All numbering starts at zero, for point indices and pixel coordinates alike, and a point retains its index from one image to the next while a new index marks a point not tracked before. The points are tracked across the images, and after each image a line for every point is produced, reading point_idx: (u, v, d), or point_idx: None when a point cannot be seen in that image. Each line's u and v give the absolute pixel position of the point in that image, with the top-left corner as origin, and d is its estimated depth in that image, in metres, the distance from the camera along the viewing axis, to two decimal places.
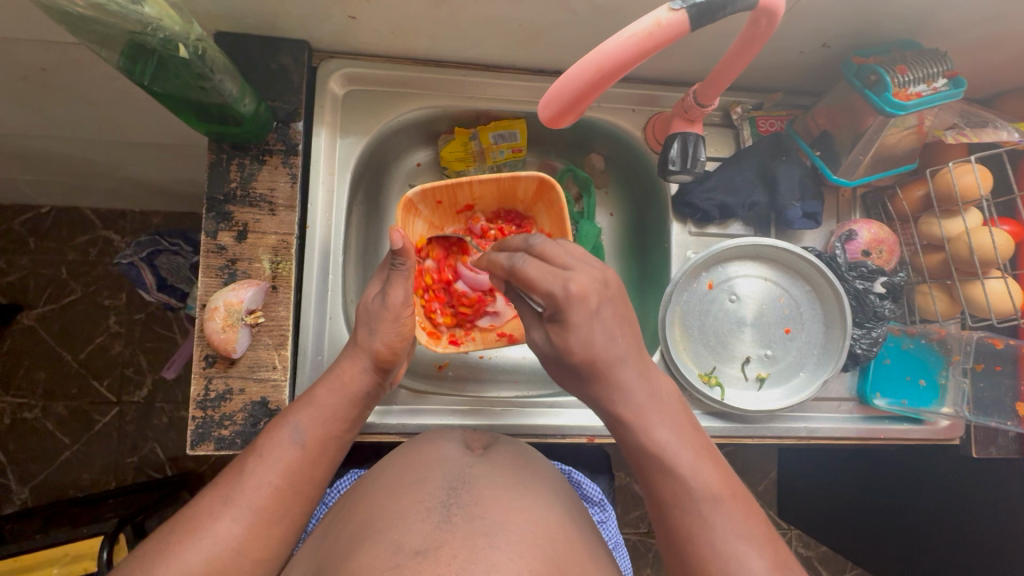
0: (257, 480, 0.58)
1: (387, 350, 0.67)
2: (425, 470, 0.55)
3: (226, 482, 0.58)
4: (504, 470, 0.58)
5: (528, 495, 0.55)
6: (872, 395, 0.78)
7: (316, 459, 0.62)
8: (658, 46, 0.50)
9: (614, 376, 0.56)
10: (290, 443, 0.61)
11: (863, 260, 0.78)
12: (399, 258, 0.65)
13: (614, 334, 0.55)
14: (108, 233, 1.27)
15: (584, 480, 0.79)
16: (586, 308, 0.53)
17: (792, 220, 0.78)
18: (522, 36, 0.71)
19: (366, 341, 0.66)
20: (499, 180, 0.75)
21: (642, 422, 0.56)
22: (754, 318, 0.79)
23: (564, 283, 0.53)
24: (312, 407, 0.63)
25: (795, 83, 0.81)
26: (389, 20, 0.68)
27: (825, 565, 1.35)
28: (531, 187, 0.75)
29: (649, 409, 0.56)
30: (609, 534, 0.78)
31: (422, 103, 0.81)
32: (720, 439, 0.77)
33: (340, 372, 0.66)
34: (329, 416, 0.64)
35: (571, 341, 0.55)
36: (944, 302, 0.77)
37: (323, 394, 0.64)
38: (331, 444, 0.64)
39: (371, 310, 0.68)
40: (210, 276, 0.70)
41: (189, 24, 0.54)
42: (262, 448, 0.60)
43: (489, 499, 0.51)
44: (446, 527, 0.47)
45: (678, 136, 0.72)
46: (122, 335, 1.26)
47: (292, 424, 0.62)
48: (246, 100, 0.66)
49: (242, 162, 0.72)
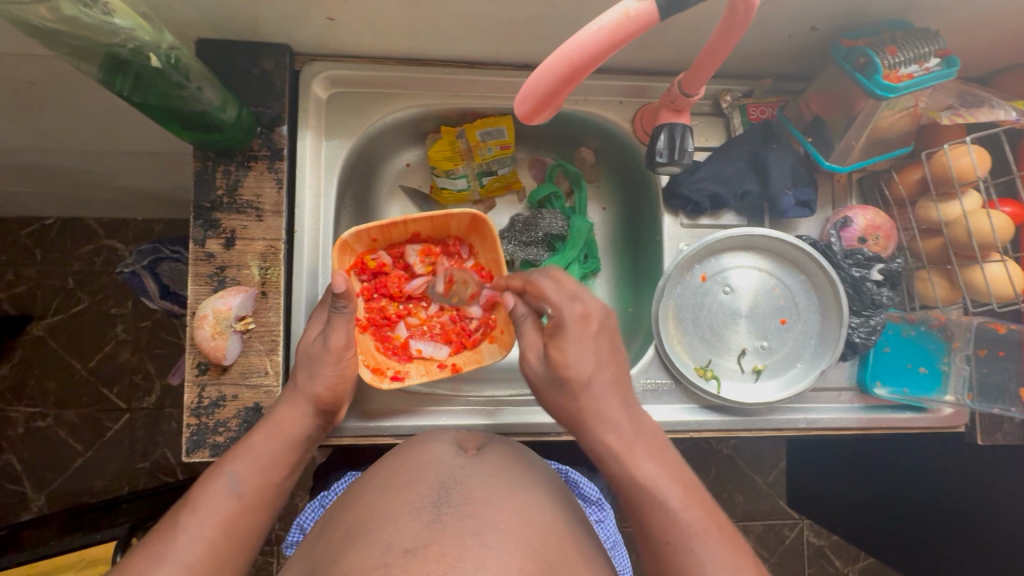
0: (189, 537, 0.55)
1: (328, 392, 0.67)
2: (417, 472, 0.55)
3: (155, 541, 0.55)
4: (499, 471, 0.57)
5: (521, 494, 0.54)
6: (872, 383, 0.77)
7: (255, 508, 0.60)
8: (629, 37, 0.48)
9: (592, 404, 0.60)
10: (226, 493, 0.59)
11: (860, 247, 0.76)
12: (339, 301, 0.66)
13: (608, 362, 0.61)
14: (112, 243, 1.28)
15: (581, 479, 0.79)
16: (591, 323, 0.61)
17: (786, 208, 0.77)
18: (504, 31, 0.71)
19: (306, 385, 0.66)
20: (433, 216, 0.76)
21: (631, 458, 0.57)
22: (749, 309, 0.78)
23: (574, 302, 0.61)
24: (249, 453, 0.62)
25: (787, 68, 0.79)
26: (368, 19, 0.68)
27: (837, 554, 1.34)
28: (463, 223, 0.77)
29: (635, 448, 0.57)
30: (608, 534, 0.77)
31: (407, 102, 0.81)
32: (718, 432, 0.76)
33: (278, 418, 0.65)
34: (267, 463, 0.62)
35: (568, 355, 0.60)
36: (944, 287, 0.75)
37: (260, 440, 0.63)
38: (270, 491, 0.62)
39: (311, 353, 0.68)
40: (199, 284, 0.71)
41: (160, 33, 0.54)
42: (194, 502, 0.58)
43: (481, 498, 0.51)
44: (435, 525, 0.46)
45: (665, 128, 0.71)
46: (129, 343, 1.27)
47: (228, 473, 0.60)
48: (227, 107, 0.66)
49: (228, 169, 0.72)
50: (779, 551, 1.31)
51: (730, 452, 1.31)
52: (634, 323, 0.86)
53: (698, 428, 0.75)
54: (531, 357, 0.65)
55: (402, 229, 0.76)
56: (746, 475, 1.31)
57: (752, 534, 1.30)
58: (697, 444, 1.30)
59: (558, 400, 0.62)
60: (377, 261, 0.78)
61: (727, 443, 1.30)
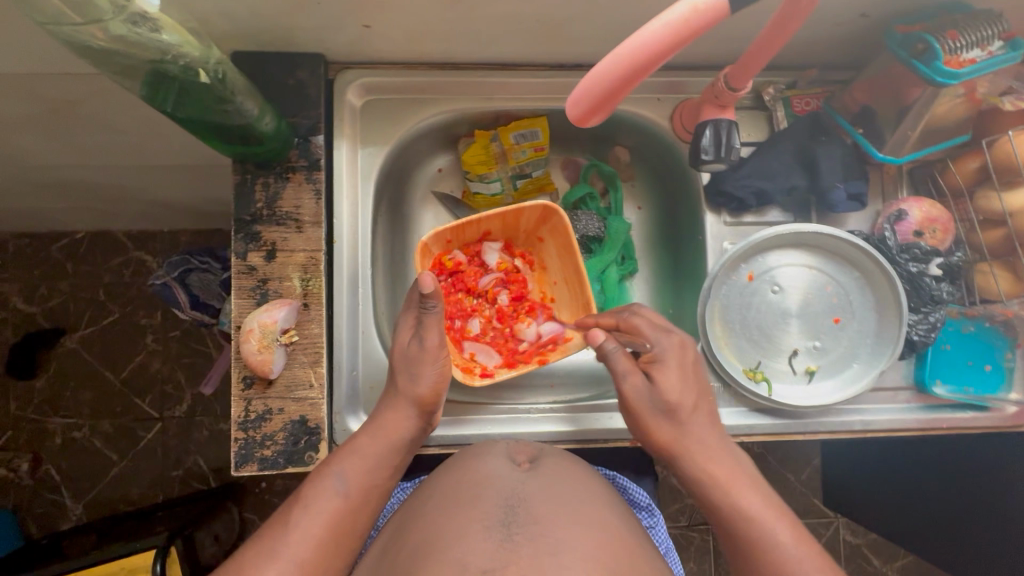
0: (302, 532, 0.57)
1: (431, 393, 0.67)
2: (479, 488, 0.55)
3: (272, 532, 0.57)
4: (563, 485, 0.57)
5: (585, 509, 0.54)
6: (931, 382, 0.74)
7: (357, 511, 0.60)
8: (692, 34, 0.45)
9: (694, 434, 0.62)
10: (334, 492, 0.60)
11: (915, 241, 0.73)
12: (429, 301, 0.65)
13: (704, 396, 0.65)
14: (141, 255, 1.30)
15: (630, 484, 0.77)
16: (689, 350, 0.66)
17: (836, 203, 0.74)
18: (541, 32, 0.69)
19: (409, 388, 0.67)
20: (502, 213, 0.75)
21: (738, 490, 0.59)
22: (800, 308, 0.75)
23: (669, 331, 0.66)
24: (355, 456, 0.63)
25: (829, 56, 0.76)
26: (405, 26, 0.67)
27: (875, 553, 1.30)
28: (533, 216, 0.76)
29: (738, 479, 0.60)
30: (660, 538, 0.75)
31: (442, 108, 0.80)
32: (769, 436, 0.74)
33: (384, 422, 0.66)
34: (372, 465, 0.63)
35: (675, 381, 0.63)
36: (1008, 280, 0.71)
37: (365, 443, 0.64)
38: (375, 493, 0.63)
39: (410, 355, 0.67)
40: (242, 297, 0.70)
41: (209, 48, 0.54)
42: (306, 499, 0.59)
43: (547, 516, 0.51)
44: (508, 546, 0.47)
45: (710, 123, 0.69)
46: (160, 353, 1.29)
47: (336, 473, 0.61)
48: (267, 118, 0.66)
49: (266, 181, 0.72)
50: None
51: (762, 450, 1.28)
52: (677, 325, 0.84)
53: (749, 432, 0.73)
54: (636, 382, 0.64)
55: (477, 227, 0.76)
56: (779, 474, 1.28)
57: None
58: None
59: (659, 426, 0.63)
60: (454, 260, 0.78)
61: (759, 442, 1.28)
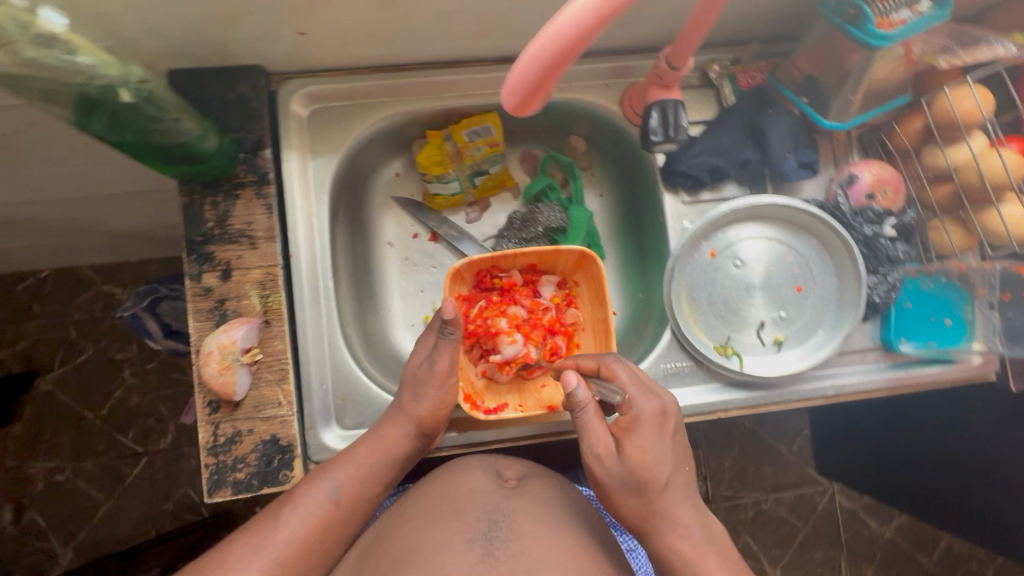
0: (290, 531, 0.59)
1: (430, 416, 0.67)
2: (462, 501, 0.56)
3: (261, 525, 0.59)
4: (544, 504, 0.58)
5: (564, 524, 0.56)
6: (897, 340, 0.74)
7: (345, 516, 0.62)
8: (615, 12, 0.44)
9: (667, 508, 0.60)
10: (325, 498, 0.62)
11: (869, 204, 0.75)
12: (448, 327, 0.65)
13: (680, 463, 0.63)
14: (109, 288, 1.26)
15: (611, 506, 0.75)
16: (667, 418, 0.62)
17: (788, 172, 0.75)
18: (481, 27, 0.69)
19: (411, 407, 0.66)
20: (541, 252, 0.73)
21: (705, 565, 0.58)
22: (763, 281, 0.76)
23: (649, 397, 0.62)
24: (351, 462, 0.64)
25: (770, 29, 0.77)
26: (342, 29, 0.66)
27: (871, 515, 1.31)
28: (572, 260, 0.75)
29: (706, 556, 0.59)
30: (638, 564, 0.73)
31: (390, 111, 0.79)
32: (745, 409, 0.75)
33: (381, 434, 0.66)
34: (365, 476, 0.64)
35: (650, 456, 0.60)
36: (959, 235, 0.72)
37: (364, 453, 0.65)
38: (363, 503, 0.64)
39: (419, 376, 0.68)
40: (200, 320, 0.69)
41: (128, 67, 0.52)
42: (296, 498, 0.61)
43: (529, 533, 0.52)
44: (488, 560, 0.48)
45: (656, 105, 0.70)
46: (139, 387, 1.26)
47: (330, 479, 0.62)
48: (209, 137, 0.64)
49: (215, 200, 0.71)
50: (812, 519, 1.29)
51: (752, 425, 1.29)
52: (646, 308, 0.84)
53: (724, 407, 0.74)
54: (603, 452, 0.61)
55: (515, 259, 0.74)
56: (771, 447, 1.29)
57: (783, 505, 1.29)
58: (719, 421, 1.28)
59: (628, 502, 0.60)
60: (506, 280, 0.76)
61: (748, 417, 1.29)
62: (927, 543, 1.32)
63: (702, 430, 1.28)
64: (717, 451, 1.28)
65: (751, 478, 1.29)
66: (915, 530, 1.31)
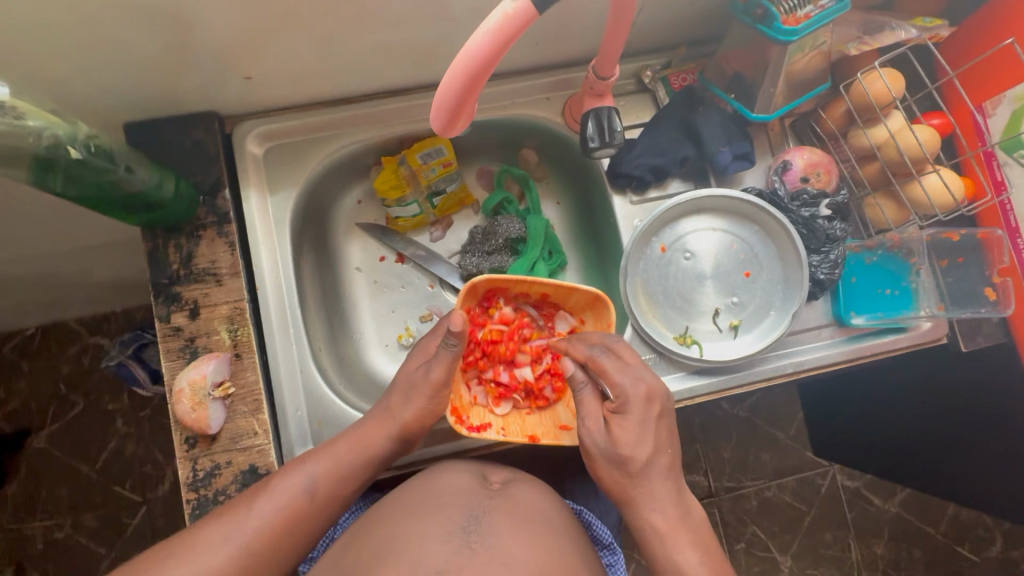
0: (258, 518, 0.60)
1: (415, 420, 0.68)
2: (445, 496, 0.57)
3: (230, 513, 0.61)
4: (523, 502, 0.59)
5: (538, 517, 0.57)
6: (848, 314, 0.77)
7: (318, 510, 0.63)
8: (515, 35, 0.47)
9: (645, 484, 0.62)
10: (300, 491, 0.63)
11: (804, 187, 0.78)
12: (451, 339, 0.65)
13: (665, 444, 0.63)
14: (97, 339, 1.28)
15: (594, 520, 0.73)
16: (653, 402, 0.62)
17: (725, 165, 0.78)
18: (418, 56, 0.73)
19: (400, 410, 0.68)
20: (558, 285, 0.70)
21: (676, 541, 0.60)
22: (713, 270, 0.79)
23: (634, 381, 0.62)
24: (328, 458, 0.65)
25: (696, 31, 0.82)
26: (285, 69, 0.70)
27: (875, 492, 1.29)
28: (584, 299, 0.72)
29: (679, 533, 0.61)
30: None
31: (343, 142, 0.82)
32: (711, 394, 0.77)
33: (363, 431, 0.68)
34: (342, 474, 0.65)
35: (630, 436, 0.61)
36: (891, 208, 0.76)
37: (343, 448, 0.66)
38: (335, 500, 0.65)
39: (414, 381, 0.69)
40: (172, 360, 0.71)
41: (75, 125, 0.56)
42: (271, 486, 0.63)
43: (507, 529, 0.54)
44: (467, 550, 0.50)
45: (591, 115, 0.74)
46: (133, 435, 1.26)
47: (305, 472, 0.64)
48: (166, 183, 0.68)
49: (178, 243, 0.73)
50: (818, 501, 1.28)
51: (747, 414, 1.31)
52: None
53: (691, 395, 0.76)
54: (592, 427, 0.63)
55: (529, 287, 0.71)
56: (768, 434, 1.30)
57: (787, 491, 1.28)
58: (713, 413, 1.30)
59: (610, 474, 0.62)
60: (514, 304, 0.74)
61: (741, 406, 1.30)
62: (933, 515, 1.30)
63: (696, 424, 1.29)
64: (713, 442, 1.29)
65: (752, 467, 1.29)
66: (919, 502, 1.29)
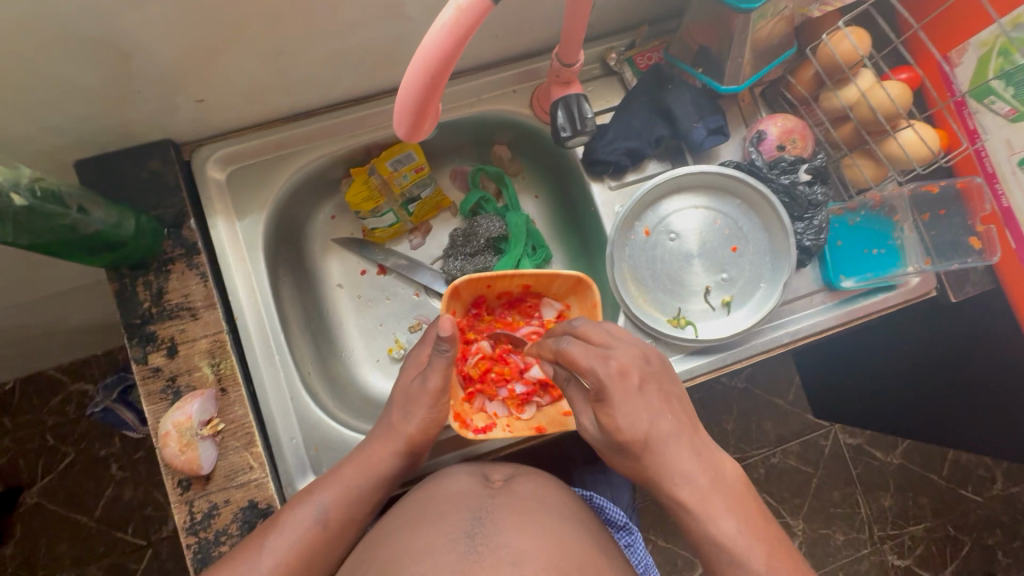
0: (274, 557, 0.58)
1: (421, 434, 0.66)
2: (446, 503, 0.56)
3: (243, 553, 0.59)
4: (529, 498, 0.57)
5: (550, 512, 0.56)
6: (837, 278, 0.77)
7: (333, 537, 0.62)
8: (471, 29, 0.45)
9: (655, 464, 0.58)
10: (311, 521, 0.61)
11: (781, 155, 0.77)
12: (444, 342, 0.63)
13: (660, 410, 0.57)
14: (81, 385, 1.23)
15: (606, 503, 0.73)
16: (633, 376, 0.56)
17: (700, 140, 0.77)
18: (375, 61, 0.71)
19: (403, 426, 0.66)
20: (537, 275, 0.68)
21: (708, 511, 0.57)
22: (700, 248, 0.78)
23: (606, 361, 0.56)
24: (336, 484, 0.63)
25: (655, 9, 0.80)
26: (238, 88, 0.67)
27: (879, 448, 1.30)
28: (567, 284, 0.69)
29: (714, 500, 0.57)
30: (638, 559, 0.71)
31: (307, 158, 0.79)
32: (711, 373, 0.76)
33: (369, 454, 0.66)
34: (353, 497, 0.64)
35: (619, 419, 0.55)
36: (870, 167, 0.76)
37: (350, 472, 0.64)
38: (352, 523, 0.63)
39: (412, 395, 0.67)
40: (154, 402, 0.68)
41: (16, 170, 0.53)
42: (280, 522, 0.60)
43: (513, 526, 0.52)
44: (471, 557, 0.47)
45: (560, 103, 0.72)
46: (129, 479, 1.22)
47: (314, 501, 0.62)
48: (126, 221, 0.65)
49: (147, 280, 0.70)
50: (823, 463, 1.29)
51: (746, 385, 1.31)
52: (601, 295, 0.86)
53: (692, 375, 0.75)
54: (587, 422, 0.61)
55: (510, 280, 0.70)
56: (769, 403, 1.31)
57: (791, 455, 1.29)
58: (714, 388, 1.30)
59: (623, 460, 0.60)
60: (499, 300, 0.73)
61: (740, 377, 1.30)
62: (934, 462, 1.31)
63: (698, 400, 1.29)
64: (718, 416, 1.29)
65: (755, 436, 1.30)
66: (922, 452, 1.31)
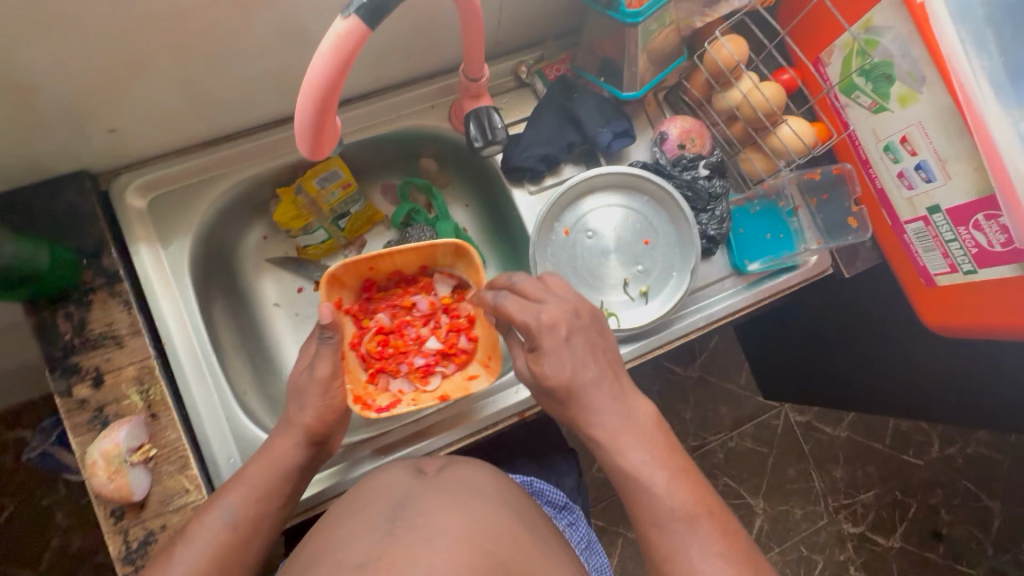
0: (185, 565, 0.58)
1: (318, 422, 0.67)
2: (368, 497, 0.58)
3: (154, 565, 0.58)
4: (454, 481, 0.60)
5: (474, 491, 0.59)
6: (743, 262, 0.83)
7: (247, 537, 0.62)
8: (353, 54, 0.48)
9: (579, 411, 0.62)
10: (221, 524, 0.61)
11: (682, 153, 0.84)
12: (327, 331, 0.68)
13: (583, 359, 0.61)
14: (19, 432, 1.17)
15: (546, 487, 0.77)
16: (563, 324, 0.61)
17: (607, 144, 0.82)
18: (288, 83, 0.75)
19: (296, 417, 0.67)
20: (416, 248, 0.72)
21: (620, 447, 0.60)
22: (616, 244, 0.84)
23: (536, 314, 0.61)
24: (243, 486, 0.63)
25: (558, 26, 0.87)
26: (151, 113, 0.70)
27: (825, 422, 1.38)
28: (449, 252, 0.74)
29: (625, 436, 0.60)
30: (580, 535, 0.75)
31: (230, 181, 0.81)
32: (638, 358, 0.81)
33: (271, 449, 0.66)
34: (263, 495, 0.64)
35: (546, 365, 0.61)
36: (760, 160, 0.84)
37: (254, 471, 0.64)
38: (264, 523, 0.64)
39: (300, 385, 0.69)
40: (81, 433, 0.67)
41: None
42: (188, 532, 0.60)
43: (433, 507, 0.55)
44: (389, 538, 0.51)
45: (471, 116, 0.79)
46: (78, 527, 1.17)
47: (223, 504, 0.62)
48: (40, 254, 0.65)
49: (68, 312, 0.70)
50: (776, 443, 1.36)
51: (699, 373, 1.38)
52: None
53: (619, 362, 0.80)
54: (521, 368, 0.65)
55: (393, 260, 0.74)
56: (721, 388, 1.37)
57: (748, 438, 1.35)
58: (668, 377, 1.36)
59: (553, 406, 0.65)
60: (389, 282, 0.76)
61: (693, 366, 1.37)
62: (876, 429, 1.39)
63: (653, 391, 1.35)
64: (675, 405, 1.36)
65: (712, 422, 1.36)
66: (864, 421, 1.39)
